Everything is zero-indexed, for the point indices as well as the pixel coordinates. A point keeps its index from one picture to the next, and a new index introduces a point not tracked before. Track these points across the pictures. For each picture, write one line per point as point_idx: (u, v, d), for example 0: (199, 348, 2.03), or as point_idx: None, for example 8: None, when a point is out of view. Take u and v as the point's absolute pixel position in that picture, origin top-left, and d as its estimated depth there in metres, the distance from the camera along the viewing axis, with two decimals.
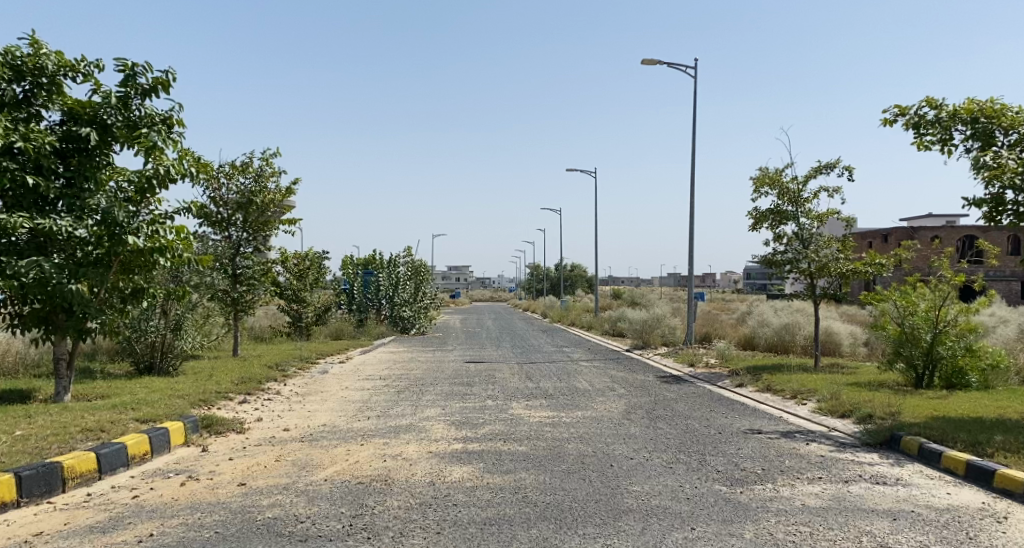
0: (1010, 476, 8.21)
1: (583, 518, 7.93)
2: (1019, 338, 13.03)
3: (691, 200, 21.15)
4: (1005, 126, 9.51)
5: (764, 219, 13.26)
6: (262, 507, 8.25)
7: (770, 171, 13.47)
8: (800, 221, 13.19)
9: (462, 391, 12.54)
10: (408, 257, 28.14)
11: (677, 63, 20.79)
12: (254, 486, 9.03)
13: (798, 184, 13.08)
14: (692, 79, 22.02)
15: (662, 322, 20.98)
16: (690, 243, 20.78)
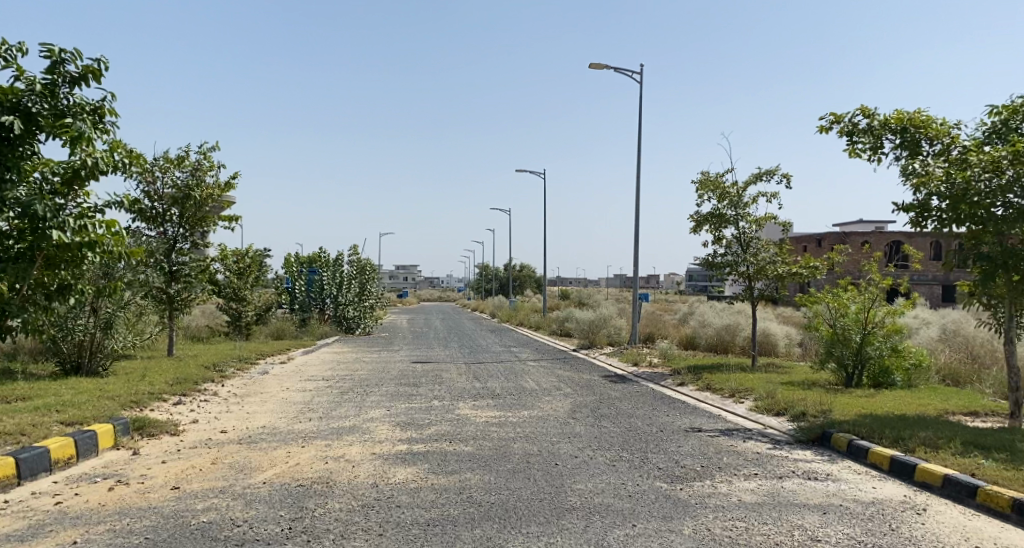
0: (930, 471, 8.75)
1: (526, 517, 8.02)
2: (941, 339, 13.72)
3: (636, 203, 21.52)
4: (930, 136, 10.13)
5: (705, 223, 13.64)
6: (197, 512, 8.09)
7: (711, 176, 13.86)
8: (739, 224, 13.61)
9: (407, 392, 12.50)
10: (353, 257, 27.77)
11: (624, 68, 20.93)
12: (189, 490, 8.83)
13: (738, 189, 13.51)
14: (637, 84, 22.33)
15: (607, 323, 21.31)
16: (635, 246, 21.15)
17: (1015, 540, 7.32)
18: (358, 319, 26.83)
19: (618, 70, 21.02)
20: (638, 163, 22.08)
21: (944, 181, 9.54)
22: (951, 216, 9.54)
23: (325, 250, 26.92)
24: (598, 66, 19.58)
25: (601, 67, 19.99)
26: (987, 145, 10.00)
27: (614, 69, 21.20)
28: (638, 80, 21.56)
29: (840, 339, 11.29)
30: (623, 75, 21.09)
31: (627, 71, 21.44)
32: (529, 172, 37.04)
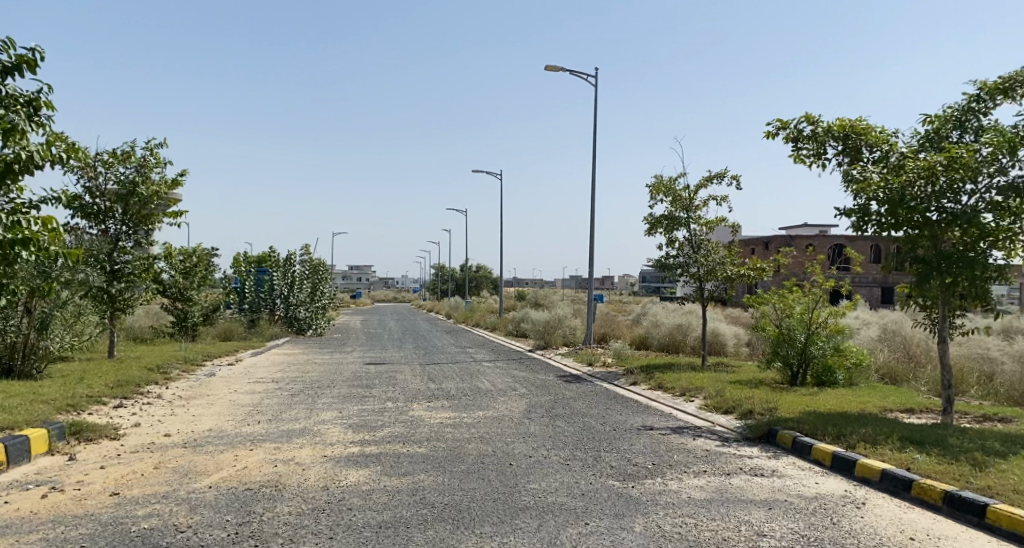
0: (869, 466, 9.10)
1: (479, 518, 8.06)
2: (880, 338, 14.24)
3: (591, 204, 21.74)
4: (870, 143, 10.56)
5: (658, 224, 13.89)
6: (137, 518, 7.87)
7: (664, 179, 14.12)
8: (691, 227, 13.90)
9: (359, 393, 12.39)
10: (306, 257, 27.42)
11: (579, 71, 21.16)
12: (129, 496, 8.59)
13: (690, 192, 13.79)
14: (592, 87, 22.58)
15: (562, 323, 21.51)
16: (591, 246, 21.38)
17: (947, 531, 7.67)
18: (310, 320, 26.43)
19: (573, 73, 21.23)
20: (593, 165, 22.28)
21: (882, 187, 9.99)
22: (889, 220, 9.97)
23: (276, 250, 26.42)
24: (553, 67, 19.70)
25: (556, 69, 20.08)
26: (922, 152, 10.44)
27: (569, 71, 21.37)
28: (592, 83, 21.85)
29: (785, 338, 11.63)
30: (578, 77, 21.30)
31: (582, 74, 21.69)
32: (481, 171, 38.51)
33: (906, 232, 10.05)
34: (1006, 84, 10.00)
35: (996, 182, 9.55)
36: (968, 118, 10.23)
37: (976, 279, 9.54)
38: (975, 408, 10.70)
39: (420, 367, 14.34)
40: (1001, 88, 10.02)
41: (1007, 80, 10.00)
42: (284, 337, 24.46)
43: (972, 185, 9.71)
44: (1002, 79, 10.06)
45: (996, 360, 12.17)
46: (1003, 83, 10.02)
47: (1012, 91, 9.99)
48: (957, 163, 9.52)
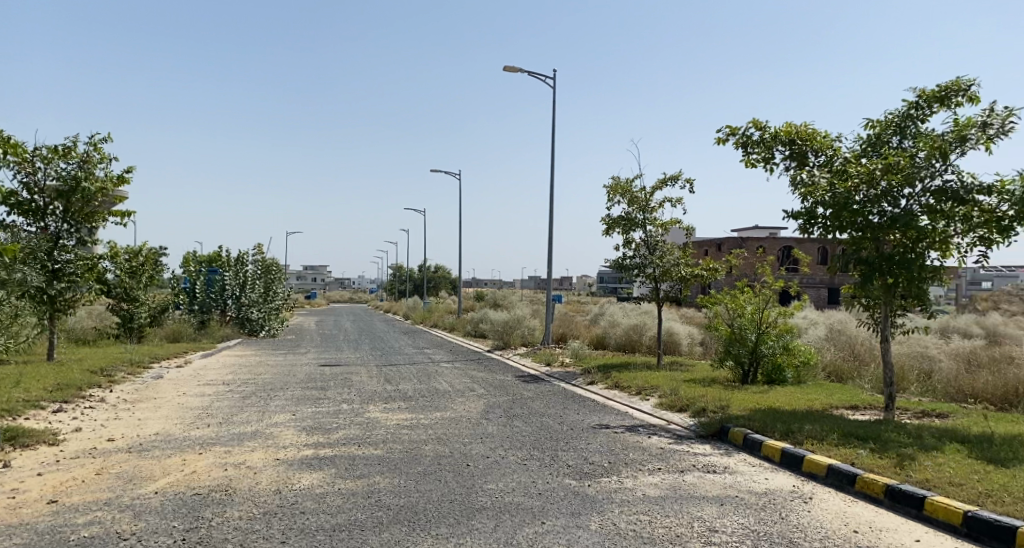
0: (815, 461, 9.37)
1: (436, 519, 8.04)
2: (827, 338, 14.67)
3: (551, 205, 21.85)
4: (815, 148, 10.86)
5: (615, 225, 14.05)
6: (77, 526, 7.62)
7: (620, 181, 14.29)
8: (647, 228, 14.10)
9: (314, 395, 12.22)
10: (258, 256, 26.99)
11: (538, 72, 21.30)
12: (68, 503, 8.29)
13: (646, 194, 13.99)
14: (551, 89, 22.74)
15: (522, 323, 21.61)
16: (551, 246, 21.50)
17: (887, 523, 7.97)
18: (262, 322, 26.14)
19: (532, 74, 21.34)
20: (553, 166, 22.42)
21: (827, 191, 10.30)
22: (833, 223, 10.30)
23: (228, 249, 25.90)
24: (512, 68, 19.78)
25: (514, 71, 20.16)
26: (865, 157, 10.79)
27: (528, 72, 21.49)
28: (551, 85, 22.02)
29: (737, 338, 11.91)
30: (537, 79, 21.44)
31: (541, 75, 21.84)
32: (442, 171, 35.92)
33: (850, 235, 10.38)
34: (943, 93, 10.40)
35: (931, 186, 9.95)
36: (907, 125, 10.61)
37: (915, 280, 9.90)
38: (915, 404, 11.11)
39: (376, 368, 14.21)
40: (937, 97, 10.42)
41: (943, 89, 10.40)
42: (234, 338, 23.92)
43: (909, 189, 10.09)
44: (939, 88, 10.46)
45: (936, 359, 12.66)
46: (940, 92, 10.41)
47: (947, 99, 10.40)
48: (895, 168, 9.87)
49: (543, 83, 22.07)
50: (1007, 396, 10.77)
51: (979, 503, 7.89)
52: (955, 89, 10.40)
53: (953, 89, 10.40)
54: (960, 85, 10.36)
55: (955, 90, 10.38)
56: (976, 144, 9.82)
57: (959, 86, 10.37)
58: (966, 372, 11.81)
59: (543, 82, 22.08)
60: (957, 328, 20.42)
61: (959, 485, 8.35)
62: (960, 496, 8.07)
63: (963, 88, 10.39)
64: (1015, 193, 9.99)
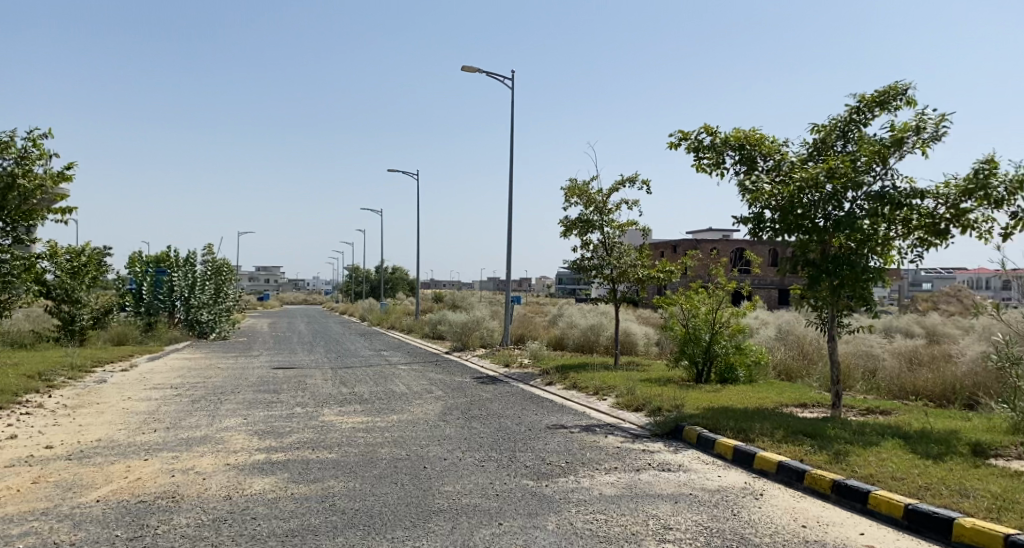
0: (766, 458, 9.58)
1: (392, 522, 7.95)
2: (777, 338, 15.04)
3: (511, 204, 21.90)
4: (764, 153, 11.07)
5: (574, 227, 14.12)
6: (11, 538, 7.28)
7: (578, 184, 14.37)
8: (605, 230, 14.22)
9: (267, 399, 11.98)
10: (209, 257, 26.37)
11: (497, 73, 21.30)
12: (3, 514, 7.93)
13: (604, 196, 14.10)
14: (510, 89, 22.77)
15: (481, 325, 21.62)
16: (510, 247, 21.55)
17: (834, 517, 8.19)
18: (212, 323, 25.80)
19: (490, 74, 21.35)
20: (513, 166, 22.47)
21: (773, 195, 10.54)
22: (781, 225, 10.54)
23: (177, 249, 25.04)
24: (470, 67, 19.71)
25: (473, 71, 20.13)
26: (811, 161, 10.94)
27: (486, 73, 21.53)
28: (510, 85, 22.15)
29: (691, 337, 12.09)
30: (495, 79, 21.46)
31: (499, 76, 21.95)
32: (399, 171, 36.77)
33: (798, 237, 10.61)
34: (882, 98, 10.48)
35: (872, 190, 10.25)
36: (849, 129, 10.69)
37: (859, 281, 10.19)
38: (861, 402, 11.45)
39: (332, 371, 13.99)
40: (877, 101, 10.52)
41: (883, 93, 10.48)
42: (183, 341, 23.12)
43: (852, 193, 10.34)
44: (878, 92, 10.53)
45: (879, 357, 13.09)
46: (880, 97, 10.50)
47: (887, 104, 10.48)
48: (838, 173, 10.14)
49: (502, 83, 22.57)
50: (946, 393, 11.19)
51: (919, 496, 8.16)
52: (894, 94, 10.48)
53: (892, 93, 10.48)
54: (898, 90, 10.45)
55: (894, 95, 10.47)
56: (912, 148, 10.17)
57: (897, 90, 10.47)
58: (908, 370, 12.24)
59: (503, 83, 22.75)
60: (899, 328, 21.14)
61: (901, 479, 8.63)
62: (901, 490, 8.34)
63: (901, 92, 10.48)
64: (950, 197, 10.37)
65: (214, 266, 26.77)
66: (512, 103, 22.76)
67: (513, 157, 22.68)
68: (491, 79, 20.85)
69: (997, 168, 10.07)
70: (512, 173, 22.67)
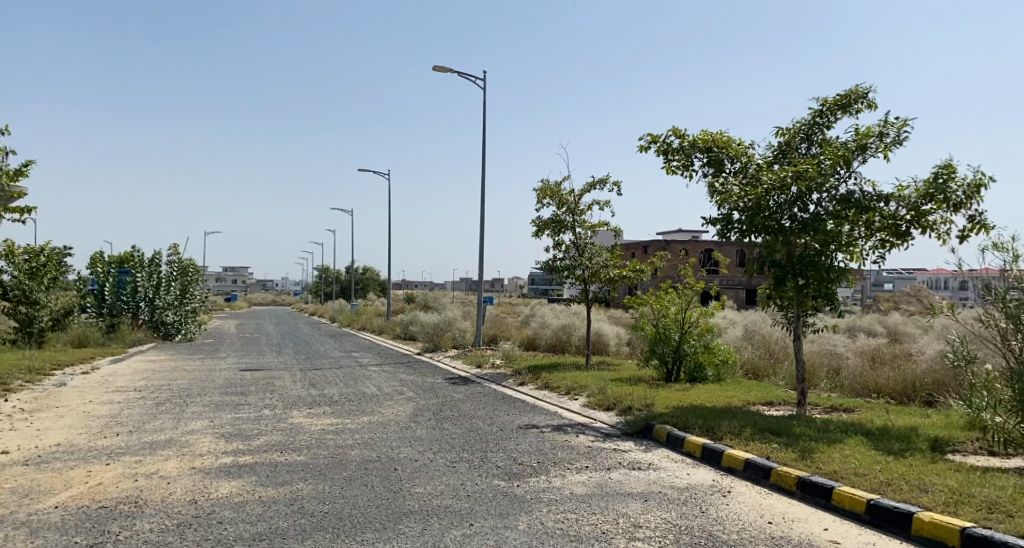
0: (734, 456, 9.71)
1: (362, 524, 7.88)
2: (745, 338, 15.27)
3: (483, 204, 21.87)
4: (731, 155, 11.20)
5: (546, 228, 14.15)
6: None
7: (550, 184, 14.40)
8: (577, 230, 14.28)
9: (234, 401, 11.80)
10: (175, 257, 25.81)
11: (468, 73, 21.29)
12: None
13: (575, 196, 14.15)
14: (482, 90, 22.75)
15: (453, 325, 21.56)
16: (483, 247, 21.51)
17: (799, 513, 8.33)
18: (177, 325, 25.33)
19: (462, 74, 21.34)
20: (484, 166, 22.44)
21: (742, 197, 10.72)
22: (748, 227, 10.63)
23: (140, 248, 24.41)
24: (440, 67, 19.65)
25: (445, 71, 20.11)
26: (777, 163, 11.09)
27: (458, 73, 21.57)
28: (481, 85, 22.19)
29: (661, 337, 12.21)
30: (467, 78, 21.44)
31: (471, 76, 21.98)
32: (369, 171, 36.18)
33: (764, 239, 10.73)
34: (844, 101, 10.66)
35: (836, 193, 10.43)
36: (813, 132, 10.86)
37: (823, 281, 10.38)
38: (825, 400, 11.67)
39: (301, 372, 13.83)
40: (840, 104, 10.69)
41: (844, 97, 10.66)
42: (146, 342, 22.71)
43: (816, 195, 10.49)
44: (840, 95, 10.71)
45: (843, 356, 13.37)
46: (842, 100, 10.68)
47: (849, 107, 10.66)
48: (804, 175, 10.27)
49: (473, 83, 22.57)
50: (906, 390, 11.47)
51: (880, 491, 8.34)
52: (855, 97, 10.67)
53: (853, 96, 10.67)
54: (859, 93, 10.64)
55: (855, 98, 10.66)
56: (875, 152, 10.39)
57: (858, 94, 10.66)
58: (870, 368, 12.53)
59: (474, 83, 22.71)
60: (862, 328, 21.39)
61: (863, 475, 8.82)
62: (864, 486, 8.52)
63: (862, 95, 10.67)
64: (911, 200, 10.60)
65: (181, 267, 26.28)
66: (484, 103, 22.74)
67: (485, 156, 22.67)
68: (463, 79, 20.82)
69: (956, 172, 10.35)
70: (483, 173, 22.65)
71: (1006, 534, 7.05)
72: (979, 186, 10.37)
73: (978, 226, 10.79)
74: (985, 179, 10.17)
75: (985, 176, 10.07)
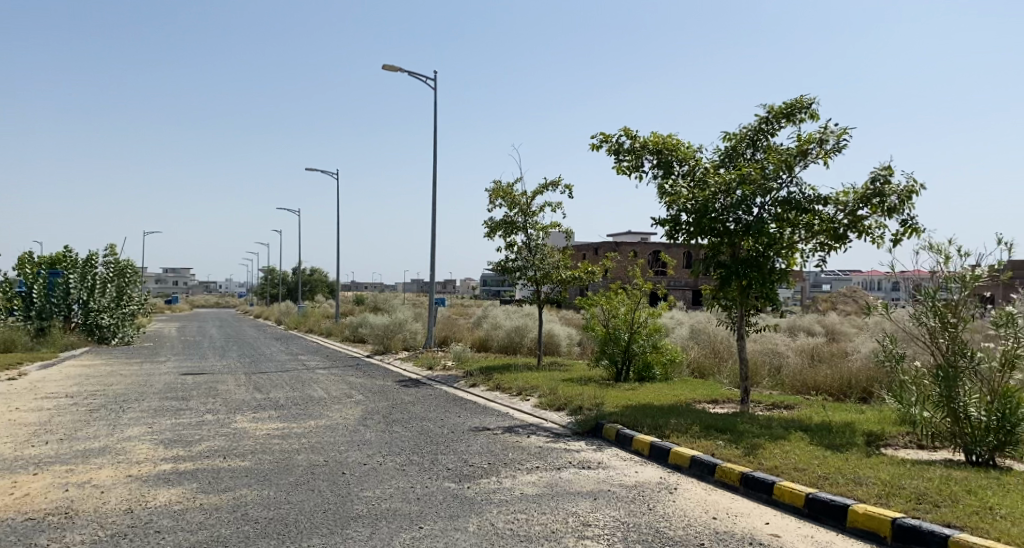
0: (681, 453, 9.85)
1: (309, 530, 7.69)
2: (691, 338, 15.56)
3: (433, 205, 21.73)
4: (680, 158, 11.34)
5: (498, 229, 14.10)
6: None
7: (502, 185, 14.37)
8: (528, 231, 14.29)
9: (174, 406, 11.42)
10: (112, 258, 24.87)
11: (418, 72, 21.13)
12: None
13: (528, 197, 14.12)
14: (431, 89, 22.55)
15: (403, 326, 21.35)
16: (433, 247, 21.37)
17: (742, 508, 8.50)
18: (114, 329, 24.36)
19: (412, 73, 21.17)
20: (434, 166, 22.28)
21: (690, 199, 10.87)
22: (695, 228, 10.78)
23: (72, 248, 23.37)
24: (389, 66, 19.47)
25: (394, 69, 19.90)
26: (724, 167, 11.28)
27: (408, 72, 21.44)
28: (432, 86, 22.07)
29: (611, 337, 12.33)
30: (417, 78, 21.28)
31: (421, 76, 21.83)
32: (319, 171, 35.61)
33: (709, 240, 10.92)
34: (789, 110, 10.90)
35: (778, 197, 10.63)
36: (759, 138, 11.08)
37: (766, 282, 10.61)
38: (767, 397, 11.97)
39: (246, 376, 13.46)
40: (785, 112, 10.92)
41: (789, 105, 10.90)
42: (80, 346, 21.85)
43: (760, 198, 10.70)
44: (786, 104, 10.95)
45: (784, 355, 13.74)
46: (787, 108, 10.92)
47: (794, 115, 10.91)
48: (749, 179, 10.47)
49: (423, 84, 22.18)
50: (844, 388, 11.85)
51: (818, 485, 8.58)
52: (799, 106, 10.92)
53: (798, 105, 10.91)
54: (804, 102, 10.90)
55: (799, 107, 10.92)
56: (816, 158, 10.67)
57: (802, 103, 10.91)
58: (808, 366, 12.90)
59: (424, 83, 22.29)
60: (802, 327, 22.00)
61: (803, 470, 9.05)
62: (803, 480, 8.74)
63: (807, 104, 10.93)
64: (849, 205, 10.93)
65: (118, 268, 25.36)
66: (435, 104, 22.42)
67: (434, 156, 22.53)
68: (413, 78, 20.64)
69: (892, 177, 10.70)
70: (433, 173, 22.37)
71: (933, 522, 7.29)
72: (912, 192, 10.76)
73: (910, 230, 11.22)
74: (918, 186, 10.57)
75: (918, 183, 10.46)
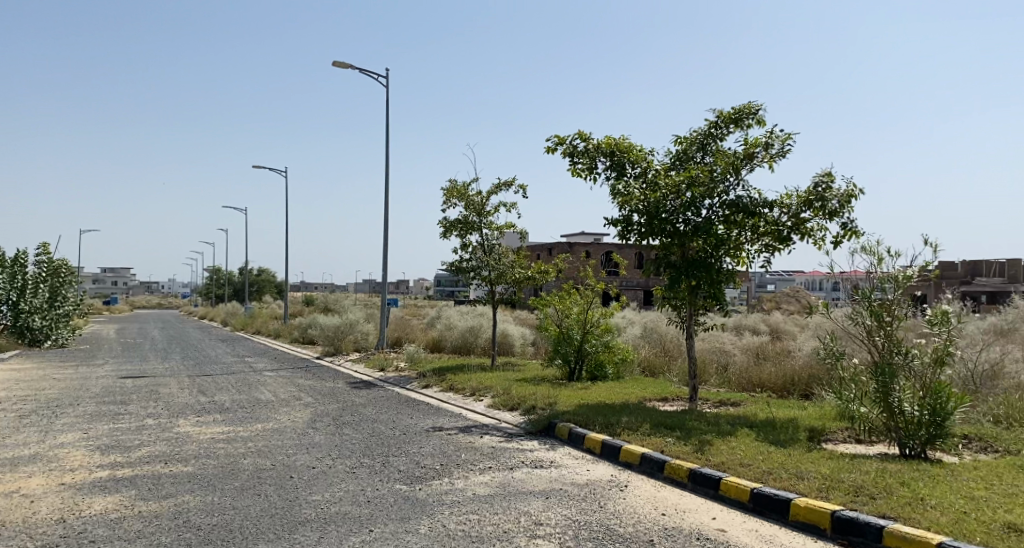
0: (632, 451, 9.90)
1: (254, 535, 7.45)
2: (643, 335, 15.89)
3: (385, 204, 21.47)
4: (632, 160, 11.39)
5: (453, 229, 13.96)
6: None
7: (457, 184, 14.24)
8: (483, 232, 14.19)
9: (112, 411, 10.99)
10: (44, 256, 23.89)
11: (369, 70, 20.78)
12: None
13: (482, 197, 14.02)
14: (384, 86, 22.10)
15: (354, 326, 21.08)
16: (386, 247, 21.15)
17: (690, 504, 8.59)
18: (47, 330, 23.45)
19: (364, 71, 20.84)
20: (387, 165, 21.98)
21: (642, 200, 10.94)
22: (646, 229, 10.86)
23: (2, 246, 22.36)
24: (340, 63, 19.14)
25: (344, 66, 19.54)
26: (675, 169, 11.38)
27: (359, 69, 21.08)
28: (382, 83, 21.68)
29: (564, 337, 12.38)
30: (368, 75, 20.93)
31: (371, 73, 21.45)
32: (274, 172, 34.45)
33: (659, 240, 11.02)
34: (737, 115, 11.06)
35: (726, 199, 10.78)
36: (708, 142, 11.21)
37: (714, 282, 10.75)
38: (714, 394, 12.18)
39: (189, 379, 13.03)
40: (733, 118, 11.08)
41: (738, 111, 11.05)
42: (10, 348, 20.95)
43: (708, 200, 10.83)
44: (735, 109, 11.10)
45: (730, 353, 14.05)
46: (736, 114, 11.07)
47: (742, 121, 11.07)
48: (697, 181, 10.59)
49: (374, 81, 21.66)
50: (786, 385, 12.14)
51: (764, 480, 8.72)
52: (748, 112, 11.07)
53: (746, 111, 11.07)
54: (753, 108, 11.06)
55: (748, 113, 11.07)
56: (762, 162, 10.85)
57: (751, 109, 11.06)
58: (753, 363, 13.22)
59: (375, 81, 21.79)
60: (750, 326, 22.42)
61: (749, 466, 9.20)
62: (749, 475, 8.88)
63: (755, 110, 11.09)
64: (792, 207, 11.14)
65: (52, 267, 24.39)
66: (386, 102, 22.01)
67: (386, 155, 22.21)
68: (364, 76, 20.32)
69: (833, 182, 10.97)
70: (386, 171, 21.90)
71: (869, 514, 7.48)
72: (852, 196, 11.04)
73: (850, 232, 11.51)
74: (857, 190, 10.86)
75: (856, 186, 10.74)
